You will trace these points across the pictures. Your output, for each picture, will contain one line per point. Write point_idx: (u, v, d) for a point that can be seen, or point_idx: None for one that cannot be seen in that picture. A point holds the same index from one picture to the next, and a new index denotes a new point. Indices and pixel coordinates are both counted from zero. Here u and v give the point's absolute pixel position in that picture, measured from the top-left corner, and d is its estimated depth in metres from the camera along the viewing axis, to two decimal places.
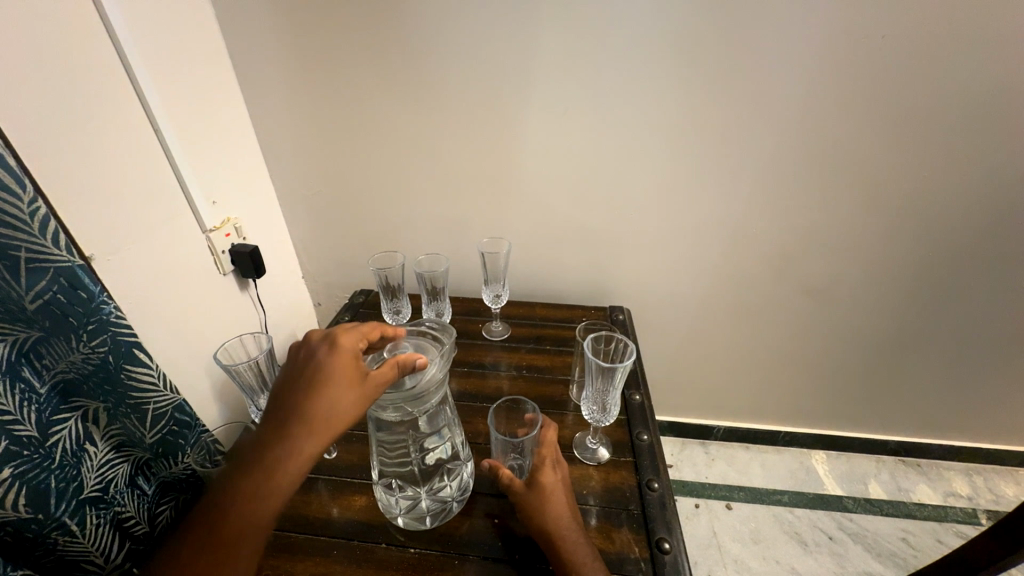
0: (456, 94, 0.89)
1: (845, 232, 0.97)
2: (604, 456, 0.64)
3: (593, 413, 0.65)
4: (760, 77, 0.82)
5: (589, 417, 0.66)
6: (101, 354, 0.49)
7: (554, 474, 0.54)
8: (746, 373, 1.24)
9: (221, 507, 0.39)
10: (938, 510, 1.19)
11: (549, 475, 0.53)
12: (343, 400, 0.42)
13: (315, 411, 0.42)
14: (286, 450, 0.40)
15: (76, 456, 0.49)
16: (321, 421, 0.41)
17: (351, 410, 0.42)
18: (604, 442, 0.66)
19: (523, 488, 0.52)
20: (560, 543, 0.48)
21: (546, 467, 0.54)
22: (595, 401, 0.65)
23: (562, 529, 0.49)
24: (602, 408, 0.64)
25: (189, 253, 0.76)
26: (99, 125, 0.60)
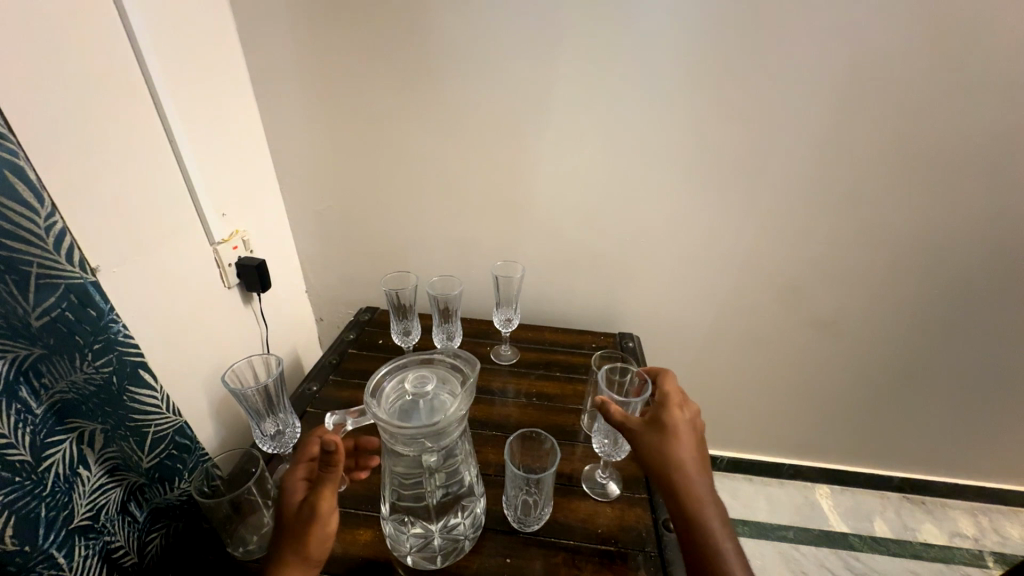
0: (471, 117, 0.90)
1: (855, 265, 0.98)
2: (616, 493, 0.61)
3: (604, 447, 0.63)
4: (772, 114, 0.84)
5: (600, 450, 0.64)
6: (104, 374, 0.46)
7: (681, 416, 0.55)
8: (751, 404, 1.22)
9: None
10: (945, 551, 1.17)
11: (676, 416, 0.54)
12: (316, 520, 0.43)
13: (298, 532, 0.43)
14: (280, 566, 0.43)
15: (68, 481, 0.46)
16: (304, 540, 0.43)
17: (327, 523, 0.44)
18: (613, 477, 0.64)
19: (647, 424, 0.54)
20: (681, 475, 0.51)
21: (674, 409, 0.55)
22: (607, 435, 0.63)
23: (685, 467, 0.51)
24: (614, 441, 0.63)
25: (195, 266, 0.75)
26: (111, 136, 0.59)
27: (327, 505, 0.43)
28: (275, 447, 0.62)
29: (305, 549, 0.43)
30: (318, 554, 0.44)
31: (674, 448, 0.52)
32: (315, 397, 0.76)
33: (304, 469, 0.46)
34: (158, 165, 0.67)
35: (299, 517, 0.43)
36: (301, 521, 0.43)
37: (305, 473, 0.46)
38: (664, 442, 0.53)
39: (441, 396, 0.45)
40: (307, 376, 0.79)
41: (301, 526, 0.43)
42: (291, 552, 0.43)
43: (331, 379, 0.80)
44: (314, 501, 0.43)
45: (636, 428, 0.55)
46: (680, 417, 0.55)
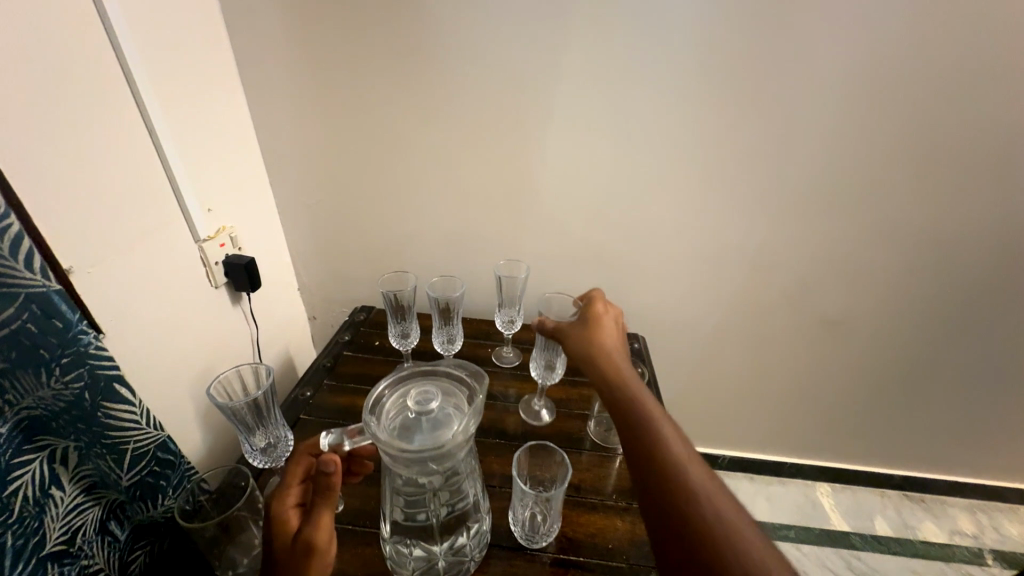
0: (471, 108, 0.85)
1: (866, 265, 0.95)
2: (546, 420, 0.71)
3: (540, 372, 0.73)
4: (787, 108, 0.80)
5: (537, 374, 0.74)
6: (75, 391, 0.41)
7: (606, 314, 0.64)
8: (754, 403, 1.20)
9: None
10: (945, 549, 1.18)
11: (599, 311, 0.64)
12: (309, 554, 0.37)
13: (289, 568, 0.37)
14: None
15: (39, 504, 0.43)
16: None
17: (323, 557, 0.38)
18: (546, 404, 0.74)
19: (575, 324, 0.63)
20: (603, 350, 0.58)
21: (599, 306, 0.65)
22: (542, 360, 0.73)
23: (608, 346, 0.59)
24: (547, 368, 0.73)
25: (179, 266, 0.70)
26: (83, 131, 0.54)
27: (323, 536, 0.38)
28: (266, 463, 0.58)
29: None
30: None
31: (597, 333, 0.60)
32: (309, 403, 0.72)
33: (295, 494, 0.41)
34: (137, 161, 0.62)
35: (294, 554, 0.37)
36: (292, 556, 0.37)
37: (296, 499, 0.41)
38: (589, 337, 0.60)
39: (447, 414, 0.42)
40: (300, 381, 0.76)
41: (292, 563, 0.37)
42: None
43: (326, 384, 0.76)
44: (306, 532, 0.37)
45: (573, 339, 0.62)
46: (607, 319, 0.64)
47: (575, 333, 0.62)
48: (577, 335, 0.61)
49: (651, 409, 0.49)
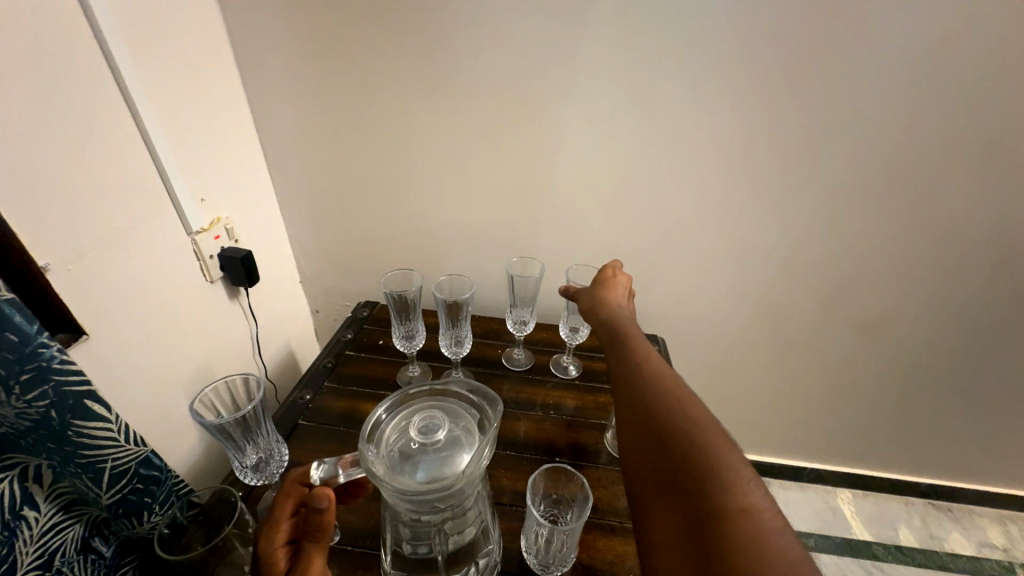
0: (483, 90, 0.78)
1: (911, 265, 0.87)
2: (575, 374, 0.77)
3: (565, 334, 0.78)
4: (833, 93, 0.72)
5: (564, 335, 0.79)
6: (40, 409, 0.37)
7: (620, 277, 0.65)
8: (777, 407, 1.14)
9: None
10: (973, 563, 1.12)
11: (609, 273, 0.66)
12: None
13: None
14: None
15: (9, 527, 0.39)
16: None
17: None
18: (575, 364, 0.79)
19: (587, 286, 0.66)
20: (604, 301, 0.60)
21: (613, 271, 0.66)
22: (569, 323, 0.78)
23: (609, 297, 0.61)
24: (572, 332, 0.77)
25: (170, 261, 0.66)
26: (51, 116, 0.49)
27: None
28: (260, 480, 0.54)
29: None
30: None
31: (605, 290, 0.62)
32: (308, 408, 0.68)
33: (283, 533, 0.36)
34: (122, 149, 0.57)
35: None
36: None
37: (284, 539, 0.36)
38: (595, 292, 0.63)
39: (455, 443, 0.37)
40: (299, 383, 0.72)
41: None
42: None
43: (327, 386, 0.72)
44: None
45: (582, 310, 0.62)
46: (620, 281, 0.65)
47: (585, 304, 0.62)
48: (586, 306, 0.61)
49: (660, 370, 0.46)
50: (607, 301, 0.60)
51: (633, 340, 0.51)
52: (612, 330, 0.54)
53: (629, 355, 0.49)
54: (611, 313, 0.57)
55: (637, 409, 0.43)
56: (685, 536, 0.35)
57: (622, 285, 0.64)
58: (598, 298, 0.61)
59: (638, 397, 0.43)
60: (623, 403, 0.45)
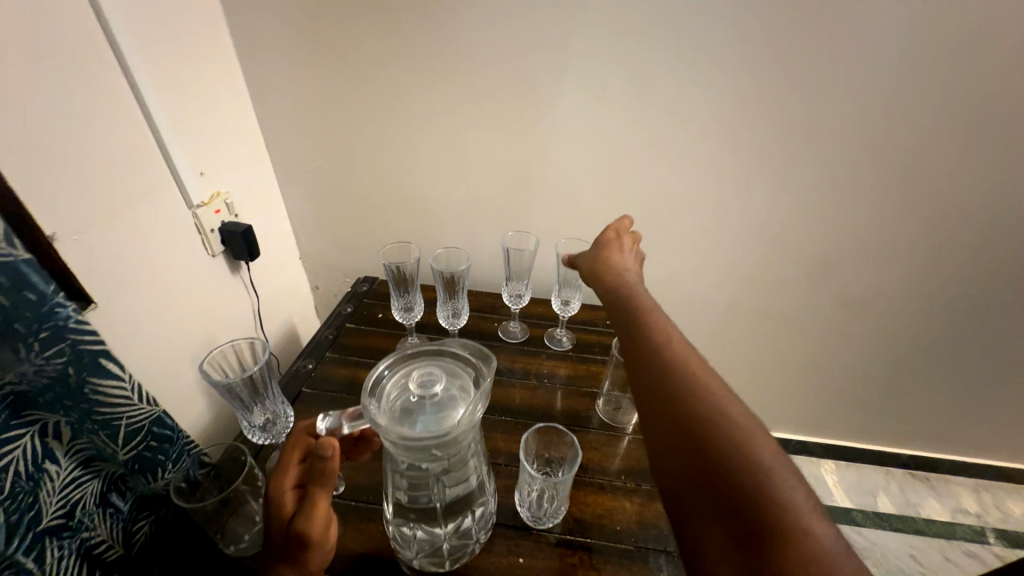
0: (479, 64, 0.78)
1: (899, 241, 0.89)
2: (569, 346, 0.80)
3: (559, 307, 0.81)
4: (827, 69, 0.73)
5: (558, 308, 0.81)
6: (58, 366, 0.39)
7: (624, 239, 0.65)
8: (766, 381, 1.18)
9: None
10: (947, 527, 1.18)
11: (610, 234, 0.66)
12: (309, 538, 0.37)
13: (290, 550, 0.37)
14: None
15: (33, 479, 0.42)
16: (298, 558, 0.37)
17: (323, 538, 0.38)
18: (569, 336, 0.82)
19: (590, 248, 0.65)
20: (610, 263, 0.61)
21: (619, 234, 0.66)
22: (562, 296, 0.80)
23: (614, 258, 0.61)
24: (565, 305, 0.80)
25: (172, 234, 0.67)
26: (51, 87, 0.49)
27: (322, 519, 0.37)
28: (268, 438, 0.56)
29: (303, 567, 0.38)
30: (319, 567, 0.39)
31: (609, 253, 0.62)
32: (311, 376, 0.70)
33: (293, 476, 0.39)
34: (121, 121, 0.57)
35: (288, 541, 0.37)
36: (291, 540, 0.37)
37: (294, 480, 0.39)
38: (598, 255, 0.63)
39: (451, 398, 0.39)
40: (302, 352, 0.74)
41: (291, 545, 0.37)
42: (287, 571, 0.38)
43: (329, 356, 0.74)
44: (305, 516, 0.37)
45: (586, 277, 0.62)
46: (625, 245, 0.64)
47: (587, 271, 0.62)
48: (590, 269, 0.62)
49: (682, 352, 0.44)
50: (612, 264, 0.60)
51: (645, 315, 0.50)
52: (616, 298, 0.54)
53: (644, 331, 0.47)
54: (613, 278, 0.58)
55: (658, 394, 0.41)
56: (723, 525, 0.34)
57: (626, 246, 0.64)
58: (602, 260, 0.62)
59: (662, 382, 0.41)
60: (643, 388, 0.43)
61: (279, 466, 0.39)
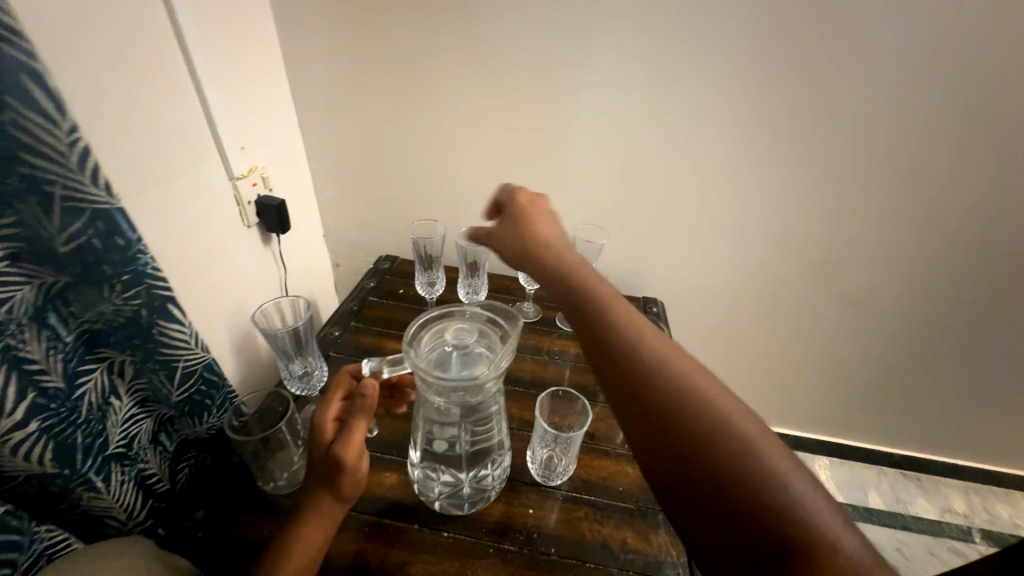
0: (506, 54, 0.82)
1: (900, 243, 0.92)
2: None
3: None
4: (838, 73, 0.76)
5: None
6: (133, 307, 0.44)
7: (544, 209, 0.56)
8: (766, 377, 1.21)
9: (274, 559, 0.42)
10: (934, 525, 1.22)
11: (526, 206, 0.56)
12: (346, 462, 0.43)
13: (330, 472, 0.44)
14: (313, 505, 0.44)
15: (101, 410, 0.46)
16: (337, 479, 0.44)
17: (357, 464, 0.44)
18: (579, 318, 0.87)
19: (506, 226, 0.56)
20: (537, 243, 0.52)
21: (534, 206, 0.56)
22: None
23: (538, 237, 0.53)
24: None
25: (215, 202, 0.71)
26: (125, 59, 0.54)
27: (355, 448, 0.44)
28: (302, 389, 0.64)
29: (339, 489, 0.44)
30: (351, 491, 0.45)
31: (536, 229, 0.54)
32: (337, 342, 0.75)
33: (336, 408, 0.46)
34: (178, 92, 0.62)
35: (327, 461, 0.44)
36: (330, 463, 0.44)
37: (336, 413, 0.46)
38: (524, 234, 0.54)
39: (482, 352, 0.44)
40: (328, 321, 0.79)
41: (331, 468, 0.44)
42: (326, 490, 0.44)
43: (353, 325, 0.79)
44: (343, 443, 0.43)
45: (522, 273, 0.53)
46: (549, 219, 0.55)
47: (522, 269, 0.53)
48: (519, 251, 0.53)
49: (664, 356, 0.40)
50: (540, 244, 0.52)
51: (614, 312, 0.44)
52: (567, 301, 0.47)
53: (618, 335, 0.42)
54: (558, 272, 0.49)
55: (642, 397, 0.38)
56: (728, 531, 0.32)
57: (550, 219, 0.55)
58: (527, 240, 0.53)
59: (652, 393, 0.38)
60: (632, 402, 0.38)
61: (325, 399, 0.46)
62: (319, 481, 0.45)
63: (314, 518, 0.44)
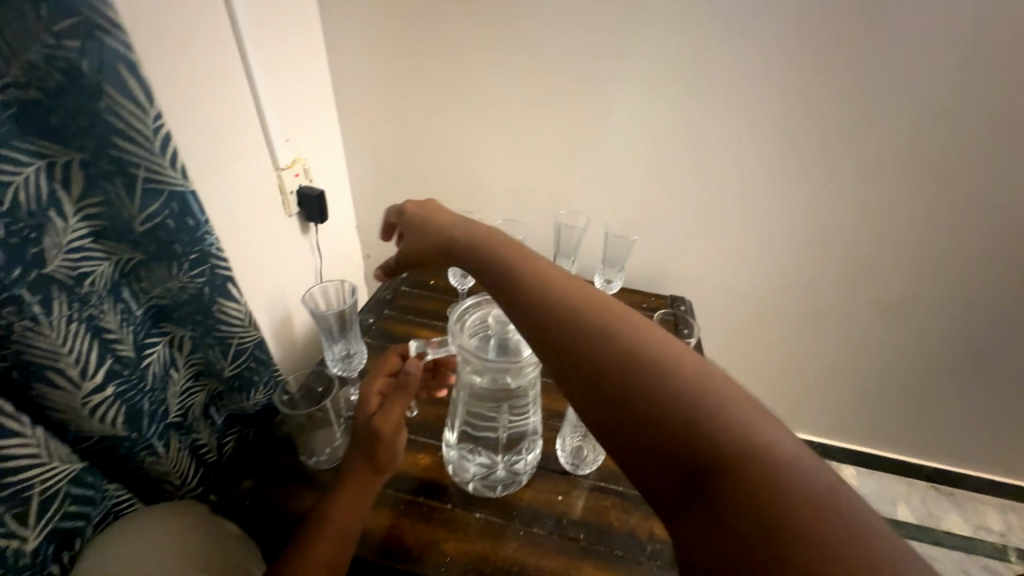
0: (543, 50, 0.83)
1: (942, 248, 0.89)
2: None
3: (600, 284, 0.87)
4: (881, 71, 0.75)
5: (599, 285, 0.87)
6: (197, 285, 0.48)
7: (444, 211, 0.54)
8: (795, 383, 1.18)
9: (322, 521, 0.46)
10: (967, 541, 1.18)
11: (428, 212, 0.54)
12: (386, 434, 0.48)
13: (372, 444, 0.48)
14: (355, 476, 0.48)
15: (163, 380, 0.49)
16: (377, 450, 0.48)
17: (394, 437, 0.49)
18: None
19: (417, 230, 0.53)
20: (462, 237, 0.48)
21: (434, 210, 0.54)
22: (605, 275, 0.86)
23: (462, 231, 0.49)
24: (607, 283, 0.86)
25: (262, 191, 0.75)
26: (190, 52, 0.58)
27: (393, 424, 0.48)
28: (343, 370, 0.68)
29: (376, 460, 0.48)
30: (386, 464, 0.49)
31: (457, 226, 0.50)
32: (372, 329, 0.78)
33: (381, 384, 0.50)
34: (233, 84, 0.66)
35: (368, 433, 0.48)
36: (369, 436, 0.48)
37: (381, 388, 0.50)
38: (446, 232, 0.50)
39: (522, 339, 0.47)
40: (363, 309, 0.82)
41: (370, 441, 0.48)
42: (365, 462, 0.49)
43: (386, 313, 0.81)
44: (383, 417, 0.48)
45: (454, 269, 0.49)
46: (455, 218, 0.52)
47: (463, 252, 0.47)
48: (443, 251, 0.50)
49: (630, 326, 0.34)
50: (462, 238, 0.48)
51: (571, 285, 0.39)
52: (513, 278, 0.41)
53: (576, 306, 0.36)
54: (507, 250, 0.44)
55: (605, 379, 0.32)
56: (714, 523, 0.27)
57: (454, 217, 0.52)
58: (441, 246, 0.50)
59: (616, 367, 0.32)
60: (594, 377, 0.33)
61: (371, 375, 0.51)
62: (359, 453, 0.49)
63: (358, 487, 0.48)
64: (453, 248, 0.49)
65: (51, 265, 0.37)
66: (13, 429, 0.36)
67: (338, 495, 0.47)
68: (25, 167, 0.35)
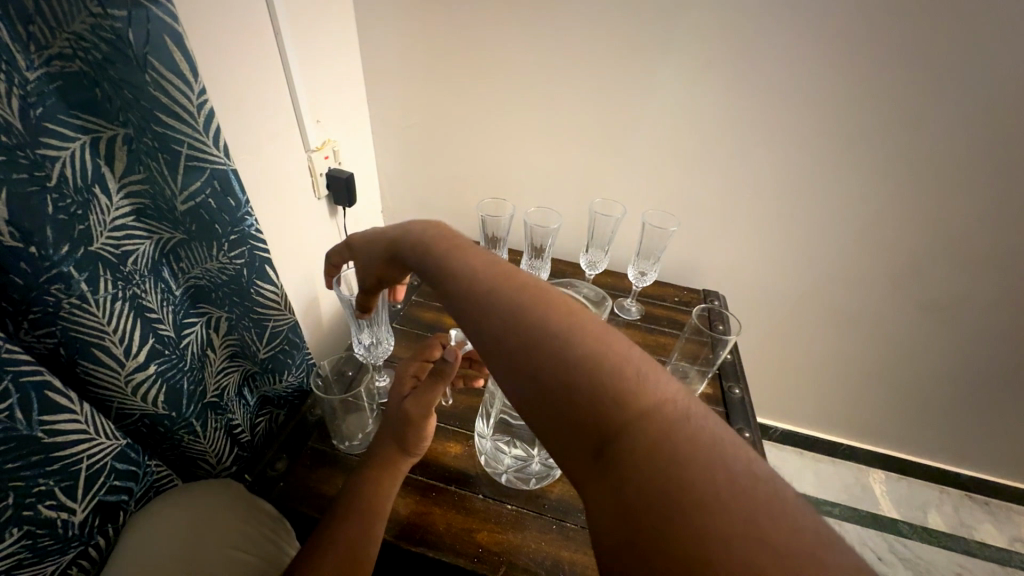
0: (581, 30, 0.79)
1: (1000, 248, 0.83)
2: (637, 315, 0.83)
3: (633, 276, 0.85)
4: (950, 54, 0.69)
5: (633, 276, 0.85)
6: (236, 266, 0.47)
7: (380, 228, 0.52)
8: (825, 382, 1.15)
9: (354, 497, 0.46)
10: (1003, 553, 1.13)
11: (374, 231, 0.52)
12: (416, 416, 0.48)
13: (401, 427, 0.49)
14: (383, 459, 0.48)
15: (201, 360, 0.49)
16: (406, 433, 0.49)
17: (424, 421, 0.48)
18: (637, 306, 0.85)
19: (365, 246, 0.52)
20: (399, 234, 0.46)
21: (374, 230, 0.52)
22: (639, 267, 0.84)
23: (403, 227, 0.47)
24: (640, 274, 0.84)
25: (293, 173, 0.74)
26: (223, 29, 0.56)
27: (423, 410, 0.47)
28: (365, 356, 0.65)
29: (406, 443, 0.49)
30: (415, 446, 0.50)
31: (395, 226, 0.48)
32: (400, 315, 0.78)
33: (416, 367, 0.51)
34: (266, 63, 0.64)
35: (398, 416, 0.48)
36: (399, 420, 0.48)
37: (417, 371, 0.51)
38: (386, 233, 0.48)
39: None
40: None
41: (401, 424, 0.48)
42: (395, 444, 0.49)
43: (415, 299, 0.81)
44: (417, 400, 0.48)
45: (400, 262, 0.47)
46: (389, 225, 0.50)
47: (403, 241, 0.45)
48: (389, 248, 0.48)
49: (545, 302, 0.31)
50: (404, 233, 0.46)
51: (497, 267, 0.36)
52: (442, 265, 0.39)
53: (496, 284, 0.33)
54: (447, 238, 0.42)
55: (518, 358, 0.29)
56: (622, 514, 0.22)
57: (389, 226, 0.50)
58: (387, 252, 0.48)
59: (526, 344, 0.29)
60: (507, 357, 0.29)
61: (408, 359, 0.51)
62: (389, 436, 0.49)
63: (388, 468, 0.48)
64: (400, 238, 0.46)
65: (97, 243, 0.36)
66: (64, 405, 0.36)
67: (370, 473, 0.47)
68: (71, 142, 0.34)
